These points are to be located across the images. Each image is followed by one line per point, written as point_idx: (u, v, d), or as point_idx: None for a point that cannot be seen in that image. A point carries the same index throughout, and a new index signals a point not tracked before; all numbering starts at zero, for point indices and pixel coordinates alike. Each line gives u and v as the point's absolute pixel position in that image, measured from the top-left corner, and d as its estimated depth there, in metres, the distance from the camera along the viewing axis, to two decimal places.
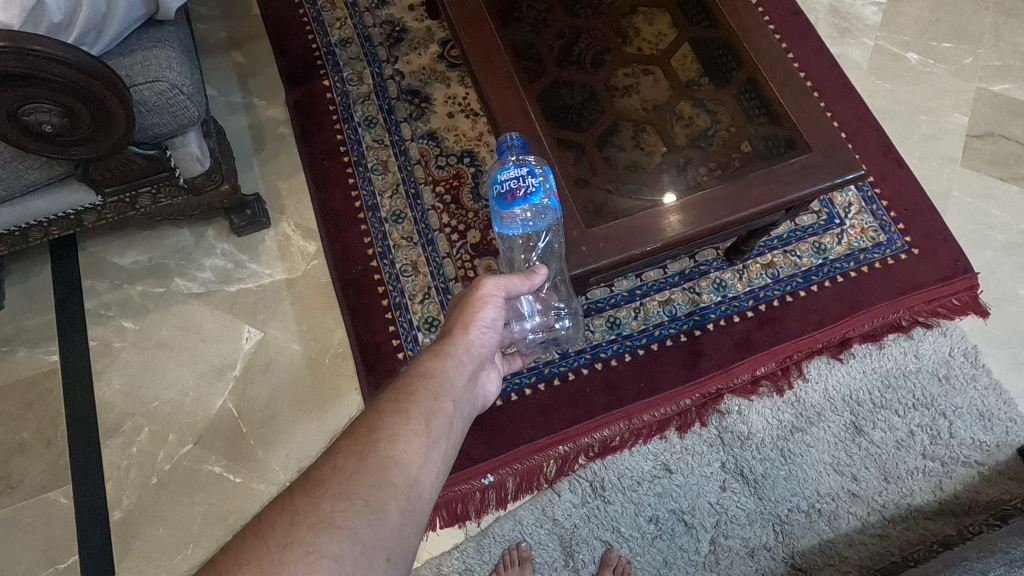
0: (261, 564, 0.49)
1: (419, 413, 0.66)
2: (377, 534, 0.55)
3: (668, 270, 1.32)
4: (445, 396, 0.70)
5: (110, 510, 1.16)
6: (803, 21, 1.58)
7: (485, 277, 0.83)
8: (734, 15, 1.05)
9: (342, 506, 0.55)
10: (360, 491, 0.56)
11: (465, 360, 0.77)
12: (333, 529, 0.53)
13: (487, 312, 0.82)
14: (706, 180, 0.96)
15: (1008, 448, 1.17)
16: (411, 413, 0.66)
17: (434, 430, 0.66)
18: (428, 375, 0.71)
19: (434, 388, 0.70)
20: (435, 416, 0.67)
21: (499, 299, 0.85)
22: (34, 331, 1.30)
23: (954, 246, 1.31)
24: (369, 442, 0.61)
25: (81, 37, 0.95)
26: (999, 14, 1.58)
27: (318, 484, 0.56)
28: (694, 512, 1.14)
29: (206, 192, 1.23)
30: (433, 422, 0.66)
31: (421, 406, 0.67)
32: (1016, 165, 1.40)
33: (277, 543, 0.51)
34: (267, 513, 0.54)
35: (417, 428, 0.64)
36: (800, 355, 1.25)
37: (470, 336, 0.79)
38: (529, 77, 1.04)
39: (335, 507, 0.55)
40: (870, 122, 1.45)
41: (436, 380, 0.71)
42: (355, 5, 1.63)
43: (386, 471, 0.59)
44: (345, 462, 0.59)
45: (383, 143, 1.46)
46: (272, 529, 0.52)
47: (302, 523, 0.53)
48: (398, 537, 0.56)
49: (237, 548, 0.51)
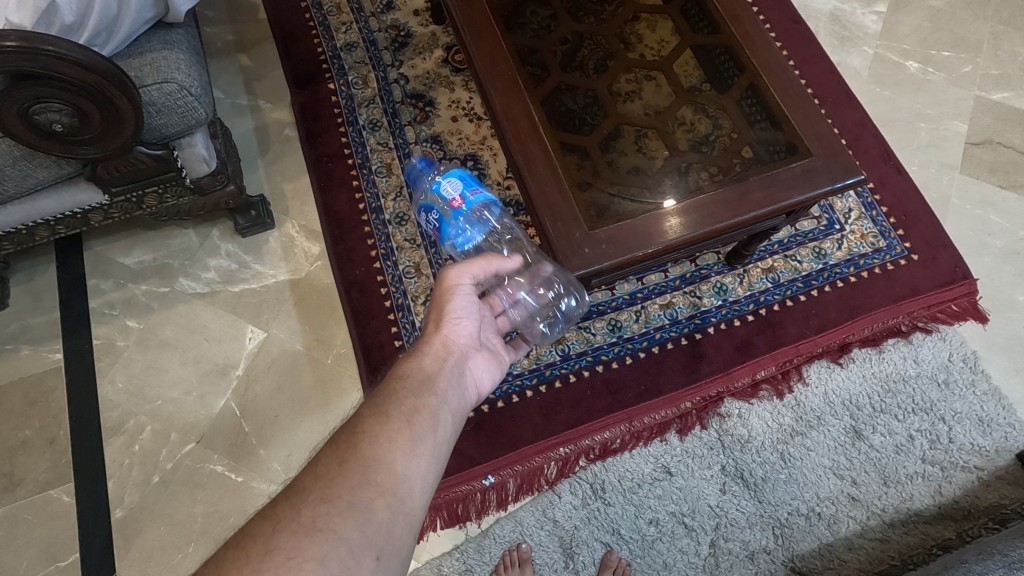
0: (246, 568, 0.50)
1: (399, 412, 0.67)
2: (364, 532, 0.56)
3: (669, 274, 1.33)
4: (425, 391, 0.72)
5: (111, 508, 1.16)
6: (804, 29, 1.60)
7: (448, 268, 0.84)
8: (735, 23, 1.07)
9: (323, 509, 0.56)
10: (343, 494, 0.57)
11: (444, 354, 0.79)
12: (315, 533, 0.54)
13: (458, 303, 0.84)
14: (707, 184, 0.98)
15: (1008, 453, 1.17)
16: (391, 412, 0.67)
17: (418, 424, 0.67)
18: (405, 375, 0.74)
19: (414, 387, 0.72)
20: (417, 411, 0.69)
21: (470, 287, 0.86)
22: (38, 330, 1.31)
23: (953, 253, 1.32)
24: (350, 445, 0.62)
25: (92, 38, 0.96)
26: (998, 24, 1.60)
27: (299, 493, 0.57)
28: (695, 514, 1.15)
29: (213, 193, 1.24)
30: (416, 417, 0.68)
31: (402, 405, 0.69)
32: (1015, 172, 1.42)
33: (259, 549, 0.51)
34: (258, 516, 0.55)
35: (399, 425, 0.66)
36: (801, 359, 1.26)
37: (445, 328, 0.82)
38: (532, 81, 1.05)
39: (317, 511, 0.55)
40: (870, 129, 1.47)
41: (415, 379, 0.73)
42: (361, 10, 1.65)
43: (370, 470, 0.60)
44: (326, 469, 0.59)
45: (388, 146, 1.48)
46: (252, 538, 0.52)
47: (282, 530, 0.53)
48: (388, 533, 0.57)
49: (221, 559, 0.51)
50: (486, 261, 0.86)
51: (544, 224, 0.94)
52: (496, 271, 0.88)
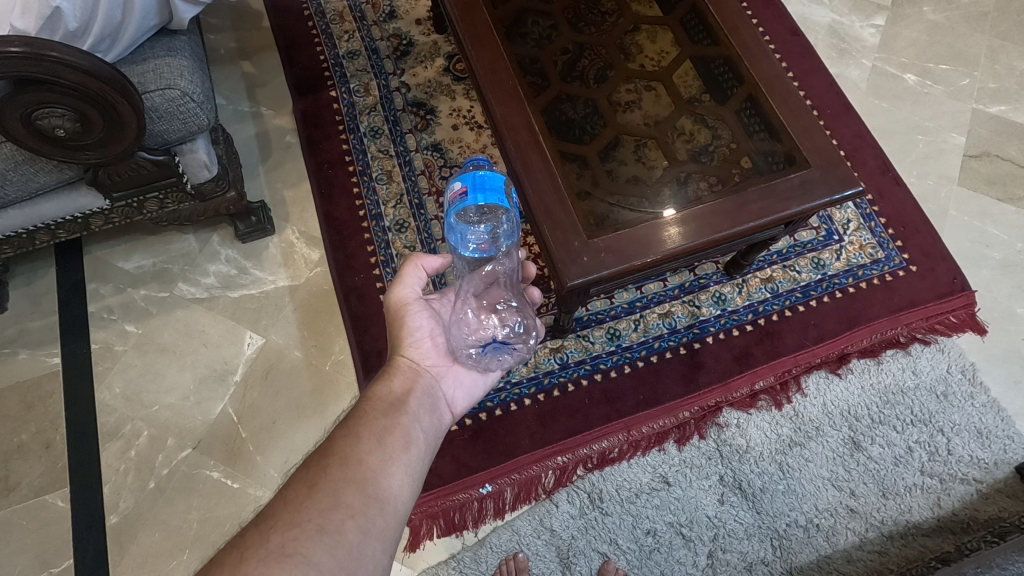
0: None
1: (370, 433, 0.69)
2: (334, 556, 0.56)
3: (668, 283, 1.34)
4: (395, 411, 0.74)
5: (106, 515, 1.16)
6: (804, 41, 1.61)
7: (393, 289, 0.86)
8: (734, 34, 1.08)
9: (293, 535, 0.56)
10: (312, 518, 0.57)
11: (411, 375, 0.82)
12: (284, 559, 0.54)
13: (414, 321, 0.85)
14: (705, 195, 0.98)
15: (1006, 466, 1.17)
16: (362, 434, 0.68)
17: (390, 445, 0.68)
18: (375, 397, 0.76)
19: (384, 408, 0.73)
20: (389, 432, 0.70)
21: (422, 301, 0.88)
22: (36, 333, 1.31)
23: (951, 264, 1.32)
24: (320, 468, 0.63)
25: (95, 44, 0.97)
26: (995, 38, 1.61)
27: (269, 518, 0.57)
28: (693, 525, 1.14)
29: (213, 199, 1.25)
30: (388, 437, 0.69)
31: (373, 426, 0.70)
32: (1013, 185, 1.42)
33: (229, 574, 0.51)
34: (228, 546, 0.55)
35: (370, 446, 0.67)
36: (799, 369, 1.26)
37: (410, 350, 0.84)
38: (533, 91, 1.06)
39: (286, 537, 0.55)
40: (868, 140, 1.47)
41: (386, 401, 0.75)
42: (364, 18, 1.66)
43: (340, 493, 0.61)
44: (295, 493, 0.60)
45: (389, 153, 1.48)
46: (221, 567, 0.52)
47: (251, 558, 0.53)
48: (359, 555, 0.57)
49: None
50: (416, 269, 0.85)
51: (560, 234, 0.94)
52: (433, 267, 0.86)
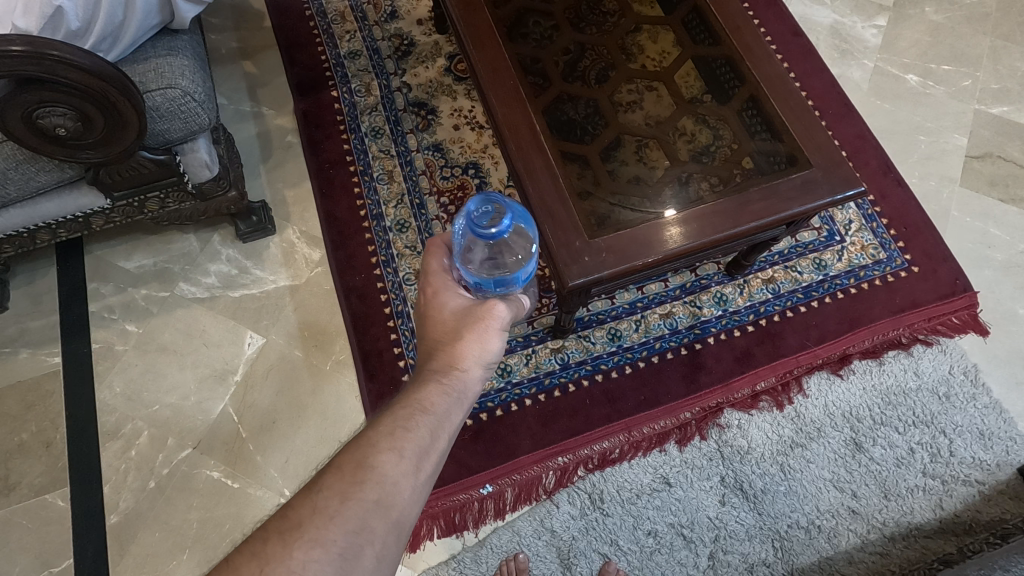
0: None
1: (412, 452, 0.58)
2: None
3: (669, 283, 1.33)
4: (443, 434, 0.61)
5: (106, 515, 1.16)
6: (805, 42, 1.61)
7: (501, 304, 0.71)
8: (736, 33, 1.07)
9: (314, 556, 0.49)
10: (337, 540, 0.50)
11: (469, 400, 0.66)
12: None
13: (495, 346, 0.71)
14: (707, 195, 0.98)
15: (1008, 467, 1.16)
16: (404, 451, 0.58)
17: (426, 471, 0.58)
18: (430, 413, 0.62)
19: (431, 429, 0.61)
20: (429, 455, 0.59)
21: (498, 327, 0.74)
22: (37, 333, 1.31)
23: (953, 265, 1.32)
24: (356, 481, 0.54)
25: (97, 44, 0.97)
26: (997, 38, 1.60)
27: (293, 529, 0.50)
28: (694, 526, 1.14)
29: (214, 199, 1.25)
30: (426, 461, 0.58)
31: (415, 444, 0.59)
32: (1015, 186, 1.42)
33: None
34: (246, 552, 0.50)
35: (409, 467, 0.57)
36: (801, 370, 1.25)
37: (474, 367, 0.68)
38: (533, 91, 1.06)
39: (308, 557, 0.49)
40: (870, 140, 1.47)
41: (435, 419, 0.61)
42: (365, 18, 1.66)
43: (370, 516, 0.53)
44: (326, 504, 0.52)
45: (389, 154, 1.48)
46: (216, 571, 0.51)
47: None
48: None
49: None
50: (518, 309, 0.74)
51: (561, 233, 0.93)
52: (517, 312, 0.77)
